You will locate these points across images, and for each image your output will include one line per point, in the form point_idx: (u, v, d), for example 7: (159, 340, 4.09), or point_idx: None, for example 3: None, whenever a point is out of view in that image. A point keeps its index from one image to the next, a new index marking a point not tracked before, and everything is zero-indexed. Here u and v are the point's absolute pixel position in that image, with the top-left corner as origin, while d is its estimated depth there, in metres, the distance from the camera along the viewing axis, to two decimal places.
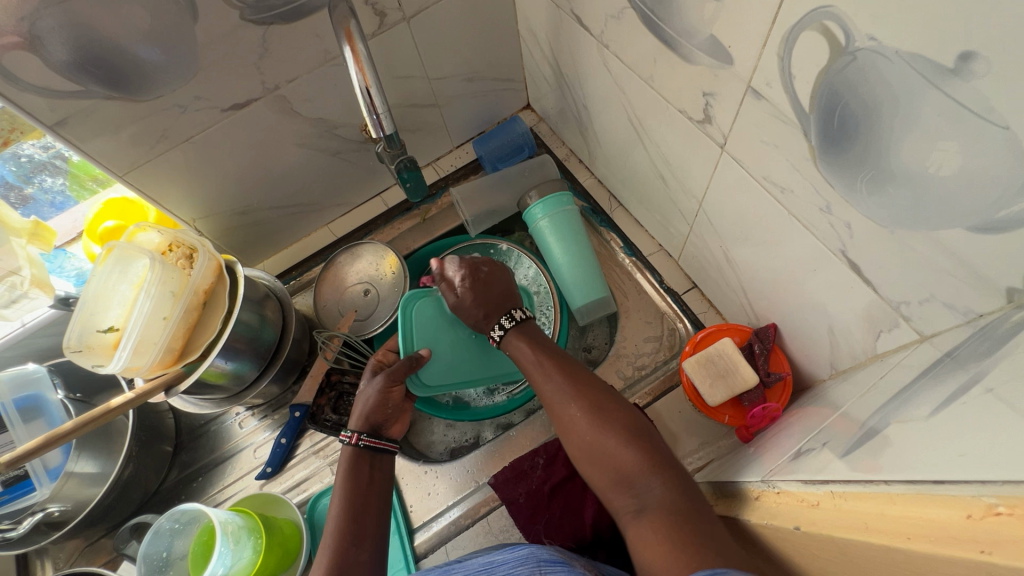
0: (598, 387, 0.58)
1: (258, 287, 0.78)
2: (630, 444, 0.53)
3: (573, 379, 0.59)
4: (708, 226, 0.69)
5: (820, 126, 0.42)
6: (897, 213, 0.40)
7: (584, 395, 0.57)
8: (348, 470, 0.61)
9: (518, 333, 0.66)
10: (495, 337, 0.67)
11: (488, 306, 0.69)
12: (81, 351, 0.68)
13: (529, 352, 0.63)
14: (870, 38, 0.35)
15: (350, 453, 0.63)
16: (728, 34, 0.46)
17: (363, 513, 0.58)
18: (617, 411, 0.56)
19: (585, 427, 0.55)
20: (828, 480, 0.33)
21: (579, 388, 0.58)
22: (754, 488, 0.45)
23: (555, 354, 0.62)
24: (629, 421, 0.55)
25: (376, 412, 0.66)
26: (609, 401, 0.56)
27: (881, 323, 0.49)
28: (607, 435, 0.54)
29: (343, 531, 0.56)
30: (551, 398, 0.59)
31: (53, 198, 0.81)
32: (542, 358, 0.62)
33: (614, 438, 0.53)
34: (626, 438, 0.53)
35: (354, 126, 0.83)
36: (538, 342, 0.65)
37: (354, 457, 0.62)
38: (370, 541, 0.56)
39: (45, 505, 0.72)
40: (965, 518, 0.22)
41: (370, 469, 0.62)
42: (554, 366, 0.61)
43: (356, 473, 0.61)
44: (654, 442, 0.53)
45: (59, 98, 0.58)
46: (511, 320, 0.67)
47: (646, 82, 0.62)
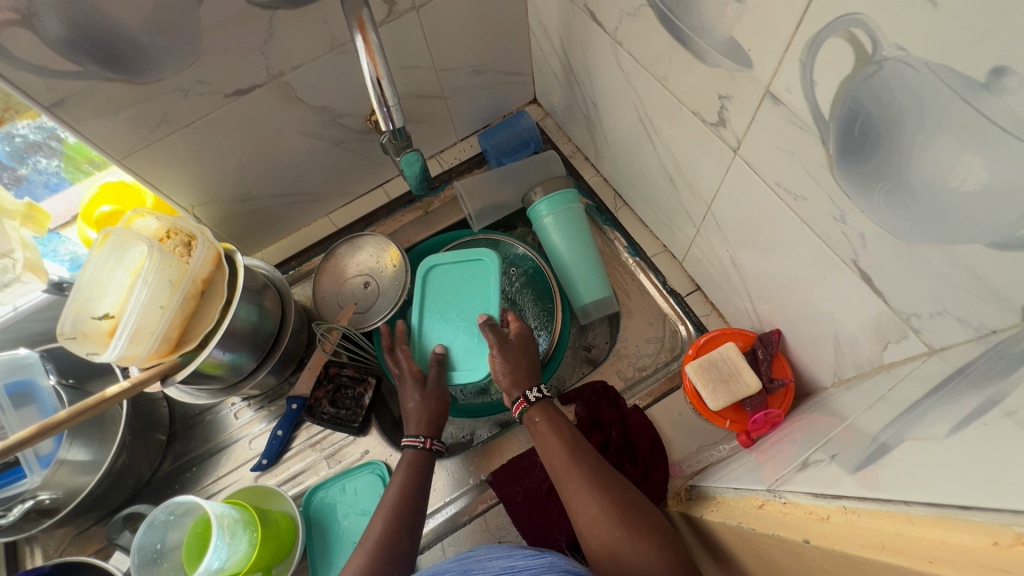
0: (623, 485, 0.60)
1: (257, 278, 0.77)
2: (660, 551, 0.54)
3: (599, 474, 0.60)
4: (715, 229, 0.69)
5: (840, 135, 0.42)
6: (913, 225, 0.40)
7: (611, 491, 0.58)
8: (409, 469, 0.67)
9: (542, 415, 0.67)
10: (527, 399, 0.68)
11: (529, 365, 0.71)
12: (75, 338, 0.67)
13: (557, 441, 0.64)
14: (898, 48, 0.35)
15: (416, 454, 0.68)
16: (750, 37, 0.45)
17: (414, 507, 0.64)
18: (644, 514, 0.57)
19: (610, 528, 0.56)
20: (840, 494, 0.33)
21: (605, 483, 0.59)
22: (756, 496, 0.45)
23: (577, 445, 0.64)
24: (656, 527, 0.56)
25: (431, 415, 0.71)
26: (637, 503, 0.58)
27: (889, 335, 0.49)
28: (635, 538, 0.54)
29: (393, 522, 0.61)
30: (575, 490, 0.59)
31: (47, 179, 0.79)
32: (567, 444, 0.63)
33: (642, 542, 0.54)
34: (656, 545, 0.54)
35: (358, 116, 0.81)
36: (561, 427, 0.66)
37: (416, 460, 0.68)
38: (416, 535, 0.62)
39: (36, 493, 0.71)
40: (991, 544, 0.22)
41: (425, 474, 0.67)
42: (582, 456, 0.62)
43: (415, 474, 0.67)
44: (676, 546, 0.55)
45: (57, 79, 0.56)
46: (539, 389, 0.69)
47: (659, 81, 0.61)
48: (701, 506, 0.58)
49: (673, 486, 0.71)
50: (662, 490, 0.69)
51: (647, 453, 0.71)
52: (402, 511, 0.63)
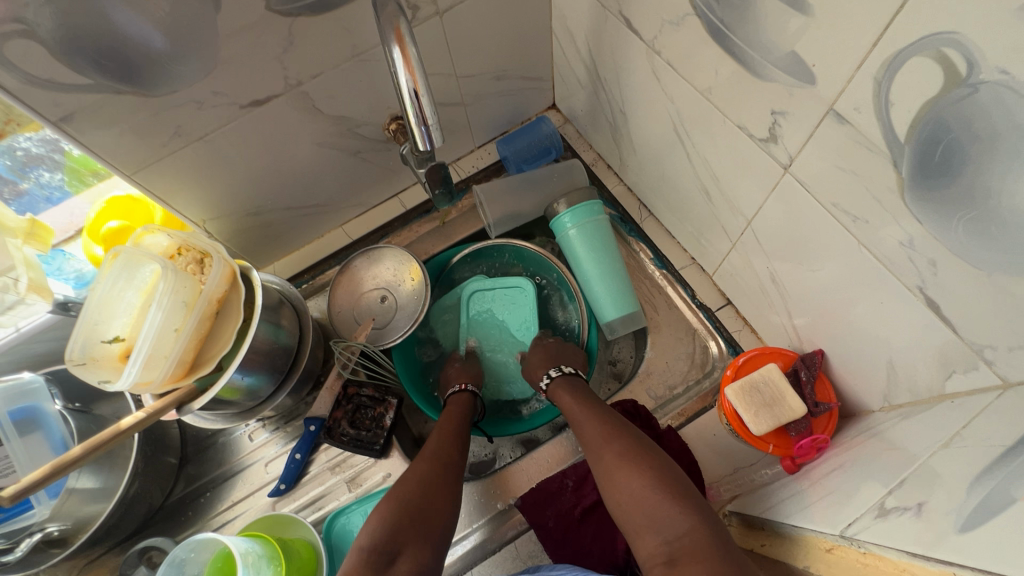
0: (631, 432, 0.62)
1: (271, 294, 0.74)
2: (657, 486, 0.55)
3: (608, 425, 0.63)
4: (754, 244, 0.66)
5: (918, 158, 0.39)
6: (1000, 257, 0.38)
7: (619, 439, 0.61)
8: (453, 404, 0.74)
9: (563, 382, 0.71)
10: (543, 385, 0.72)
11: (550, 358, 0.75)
12: (85, 365, 0.63)
13: (573, 404, 0.68)
14: (1000, 71, 0.32)
15: (458, 396, 0.76)
16: (814, 51, 0.42)
17: (457, 434, 0.70)
18: (647, 454, 0.59)
19: (612, 470, 0.59)
20: (943, 557, 0.31)
21: (615, 432, 0.62)
22: (825, 539, 0.43)
23: (595, 403, 0.68)
24: (661, 466, 0.57)
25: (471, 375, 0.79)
26: (646, 448, 0.60)
27: (955, 364, 0.46)
28: (632, 476, 0.57)
29: (441, 440, 0.68)
30: (588, 443, 0.63)
31: (49, 193, 0.76)
32: (581, 404, 0.67)
33: (636, 478, 0.56)
34: (652, 481, 0.55)
35: (377, 125, 0.78)
36: (580, 392, 0.70)
37: (462, 399, 0.75)
38: (459, 448, 0.68)
39: (44, 525, 0.68)
40: None
41: (467, 413, 0.74)
42: (595, 412, 0.66)
43: (456, 411, 0.73)
44: (679, 480, 0.56)
45: (65, 92, 0.52)
46: (558, 370, 0.72)
47: (701, 93, 0.59)
48: (754, 539, 0.56)
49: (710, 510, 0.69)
50: None
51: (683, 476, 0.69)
52: (447, 435, 0.69)
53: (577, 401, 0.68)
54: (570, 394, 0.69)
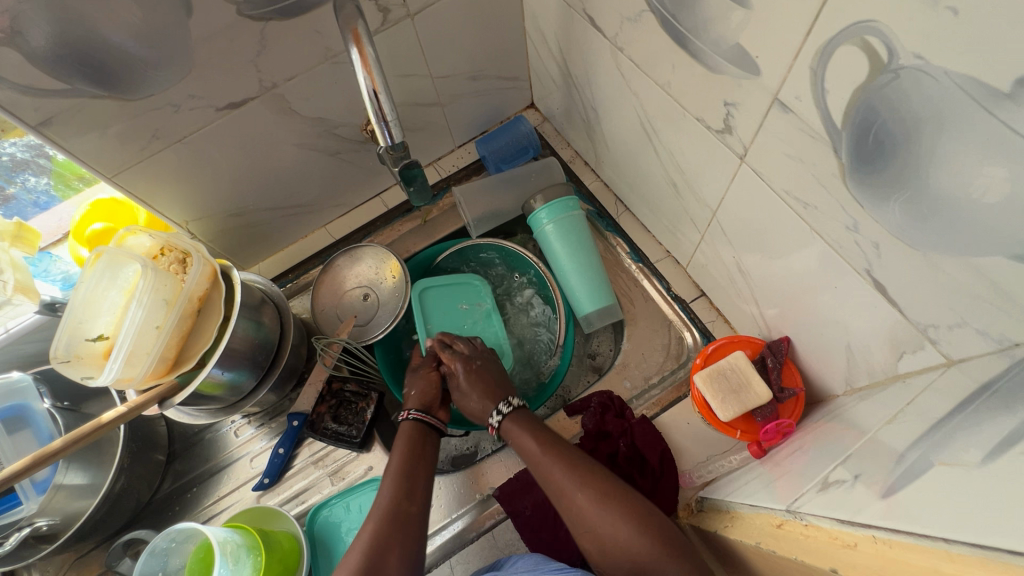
0: (604, 475, 0.60)
1: (253, 293, 0.76)
2: (645, 533, 0.54)
3: (578, 469, 0.60)
4: (720, 235, 0.67)
5: (853, 144, 0.41)
6: (931, 237, 0.39)
7: (590, 484, 0.59)
8: (410, 436, 0.67)
9: (515, 419, 0.67)
10: (494, 424, 0.68)
11: (489, 389, 0.70)
12: (69, 361, 0.65)
13: (533, 445, 0.64)
14: (916, 57, 0.33)
15: (410, 424, 0.69)
16: (757, 43, 0.44)
17: (418, 473, 0.63)
18: (629, 501, 0.57)
19: (596, 521, 0.57)
20: (867, 522, 0.32)
21: (584, 475, 0.60)
22: (776, 515, 0.44)
23: (554, 440, 0.64)
24: (640, 508, 0.57)
25: (427, 395, 0.72)
26: (618, 489, 0.58)
27: (905, 345, 0.48)
28: (620, 526, 0.55)
29: (399, 486, 0.61)
30: (559, 490, 0.60)
31: (37, 198, 0.78)
32: (546, 447, 0.63)
33: (626, 528, 0.55)
34: (638, 527, 0.55)
35: (354, 126, 0.80)
36: (539, 430, 0.65)
37: (412, 429, 0.68)
38: (419, 497, 0.62)
39: (33, 519, 0.70)
40: None
41: (426, 442, 0.68)
42: (562, 455, 0.62)
43: (416, 443, 0.67)
44: (663, 524, 0.56)
45: (45, 97, 0.54)
46: (507, 405, 0.68)
47: (662, 87, 0.60)
48: (715, 519, 0.57)
49: (684, 497, 0.70)
50: (672, 502, 0.68)
51: (656, 463, 0.70)
52: (406, 478, 0.62)
53: (536, 441, 0.64)
54: (530, 433, 0.65)
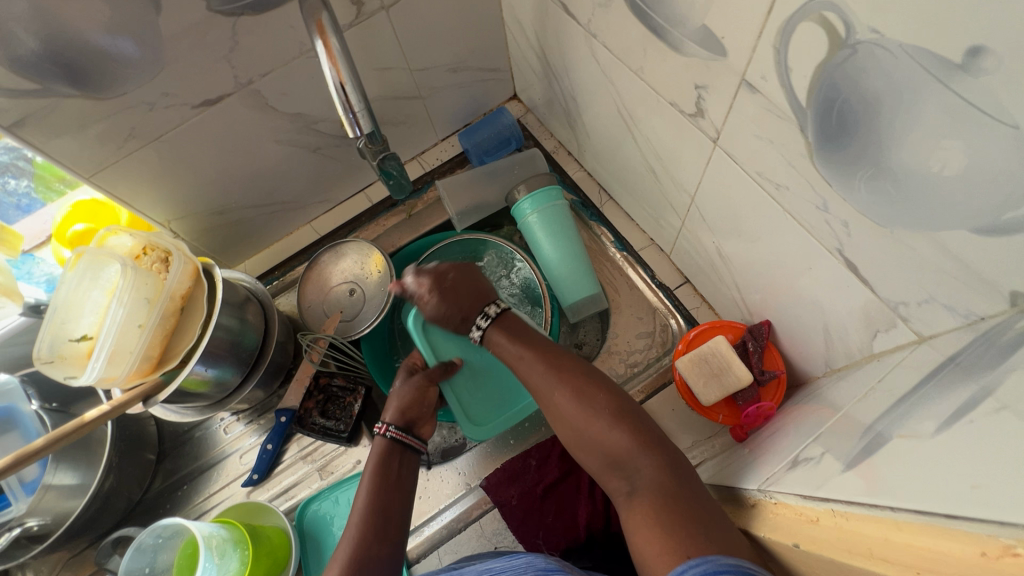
0: (581, 370, 0.58)
1: (238, 291, 0.76)
2: (616, 427, 0.53)
3: (553, 368, 0.58)
4: (700, 221, 0.67)
5: (818, 122, 0.40)
6: (895, 213, 0.39)
7: (566, 378, 0.57)
8: (378, 460, 0.62)
9: (496, 326, 0.64)
10: (476, 337, 0.66)
11: (462, 308, 0.66)
12: (52, 362, 0.66)
13: (512, 345, 0.62)
14: (872, 31, 0.33)
15: (383, 445, 0.63)
16: (722, 24, 0.44)
17: (390, 506, 0.59)
18: (604, 397, 0.56)
19: (571, 413, 0.56)
20: (828, 496, 0.32)
21: (561, 372, 0.58)
22: (749, 495, 0.44)
23: (537, 339, 0.62)
24: (613, 401, 0.55)
25: (411, 410, 0.66)
26: (594, 384, 0.56)
27: (878, 324, 0.48)
28: (594, 420, 0.54)
29: (367, 526, 0.57)
30: (537, 387, 0.59)
31: (19, 200, 0.78)
32: (524, 348, 0.61)
33: (600, 423, 0.54)
34: (610, 420, 0.54)
35: (334, 121, 0.80)
36: (518, 333, 0.63)
37: (385, 450, 0.63)
38: (392, 535, 0.57)
39: (23, 520, 0.70)
40: (979, 555, 0.21)
41: (399, 465, 0.63)
42: (541, 354, 0.60)
43: (384, 467, 0.62)
44: (640, 420, 0.54)
45: (17, 98, 0.54)
46: (486, 318, 0.65)
47: (636, 73, 0.60)
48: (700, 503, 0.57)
49: None
50: None
51: None
52: (377, 513, 0.58)
53: (515, 341, 0.62)
54: (506, 335, 0.62)
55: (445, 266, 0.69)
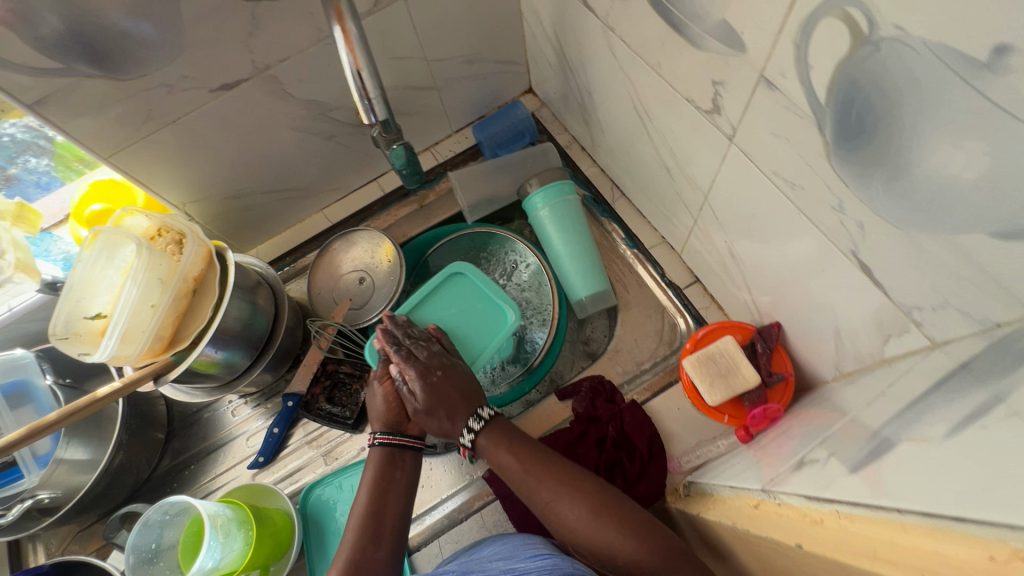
0: (591, 485, 0.58)
1: (250, 275, 0.76)
2: (639, 544, 0.53)
3: (566, 483, 0.58)
4: (713, 220, 0.67)
5: (837, 121, 0.40)
6: (913, 215, 0.38)
7: (581, 493, 0.57)
8: (374, 468, 0.63)
9: (490, 434, 0.63)
10: (467, 444, 0.64)
11: (447, 408, 0.64)
12: (67, 338, 0.67)
13: (511, 458, 0.61)
14: (896, 27, 0.32)
15: (378, 452, 0.65)
16: (742, 18, 0.43)
17: (385, 511, 0.61)
18: (624, 512, 0.55)
19: (594, 533, 0.54)
20: (832, 498, 0.32)
21: (574, 489, 0.57)
22: (752, 496, 0.44)
23: (536, 455, 0.61)
24: (632, 516, 0.55)
25: (389, 413, 0.67)
26: (609, 498, 0.56)
27: (891, 328, 0.47)
28: (620, 537, 0.53)
29: (361, 531, 0.59)
30: (548, 505, 0.58)
31: (39, 178, 0.79)
32: (527, 463, 0.60)
33: (622, 540, 0.53)
34: (632, 536, 0.53)
35: (349, 109, 0.80)
36: (517, 443, 0.62)
37: (380, 458, 0.64)
38: (388, 542, 0.59)
39: (35, 492, 0.71)
40: (987, 559, 0.21)
41: (394, 468, 0.64)
42: (547, 471, 0.59)
43: (381, 472, 0.63)
44: (660, 534, 0.54)
45: (39, 76, 0.55)
46: (479, 421, 0.64)
47: (654, 69, 0.60)
48: (700, 504, 0.57)
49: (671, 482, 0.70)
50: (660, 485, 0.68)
51: (644, 448, 0.70)
52: (371, 518, 0.60)
53: (515, 459, 0.60)
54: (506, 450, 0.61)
55: (435, 361, 0.66)
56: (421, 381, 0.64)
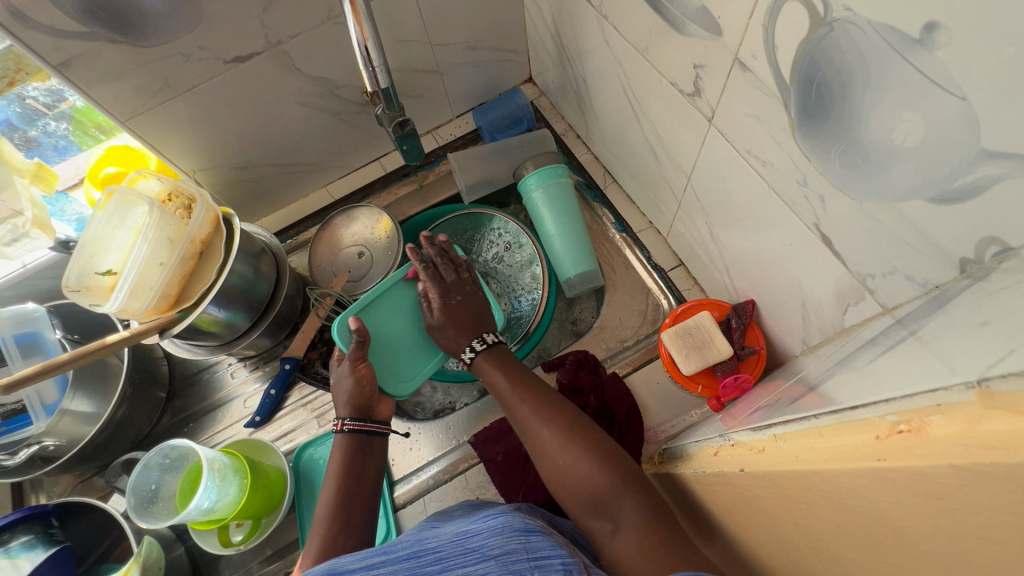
0: (567, 412, 0.62)
1: (254, 242, 0.80)
2: (599, 465, 0.56)
3: (547, 406, 0.63)
4: (695, 202, 0.70)
5: (800, 99, 0.44)
6: (863, 186, 0.42)
7: (556, 419, 0.61)
8: (343, 456, 0.64)
9: (489, 358, 0.71)
10: (467, 359, 0.71)
11: (460, 328, 0.73)
12: (79, 291, 0.70)
13: (505, 382, 0.68)
14: (845, 9, 0.36)
15: (345, 438, 0.66)
16: (718, 5, 0.47)
17: (357, 496, 0.61)
18: (590, 435, 0.59)
19: (557, 450, 0.59)
20: (774, 428, 0.36)
21: (552, 411, 0.62)
22: (713, 445, 0.47)
23: (526, 380, 0.67)
24: (600, 442, 0.59)
25: (358, 397, 0.67)
26: (581, 424, 0.61)
27: (849, 297, 0.51)
28: (583, 458, 0.57)
29: (332, 519, 0.58)
30: (527, 425, 0.63)
31: (57, 142, 0.83)
32: (516, 385, 0.66)
33: (584, 459, 0.57)
34: (593, 457, 0.57)
35: (355, 88, 0.84)
36: (512, 369, 0.69)
37: (351, 443, 0.65)
38: (360, 532, 0.59)
39: (41, 439, 0.75)
40: (874, 439, 0.24)
41: (362, 455, 0.65)
42: (536, 395, 0.65)
43: (351, 460, 0.64)
44: (623, 462, 0.57)
45: (65, 38, 0.59)
46: (482, 343, 0.72)
47: (643, 55, 0.63)
48: (671, 465, 0.61)
49: (647, 450, 0.74)
50: (636, 452, 0.71)
51: (622, 417, 0.74)
52: (342, 505, 0.60)
53: (508, 381, 0.67)
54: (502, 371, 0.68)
55: (457, 288, 0.76)
56: (439, 299, 0.74)
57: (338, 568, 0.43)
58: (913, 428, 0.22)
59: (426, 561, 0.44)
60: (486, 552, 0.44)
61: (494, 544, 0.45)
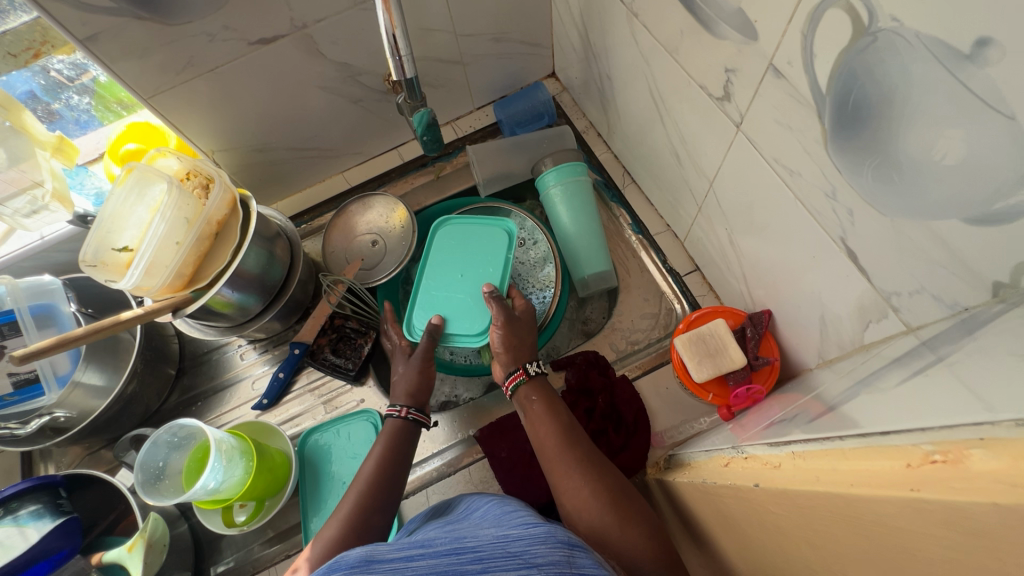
0: (614, 478, 0.59)
1: (270, 225, 0.80)
2: (642, 540, 0.52)
3: (588, 463, 0.60)
4: (716, 207, 0.69)
5: (835, 109, 0.42)
6: (897, 202, 0.41)
7: (599, 478, 0.58)
8: (389, 436, 0.67)
9: (530, 394, 0.68)
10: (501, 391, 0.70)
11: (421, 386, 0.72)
12: (96, 266, 0.70)
13: (546, 427, 0.64)
14: (892, 20, 0.35)
15: (395, 424, 0.68)
16: (756, 8, 0.46)
17: (392, 481, 0.63)
18: (632, 506, 0.56)
19: (597, 513, 0.55)
20: (791, 444, 0.36)
21: (597, 472, 0.58)
22: (724, 455, 0.47)
23: (569, 430, 0.64)
24: (643, 515, 0.55)
25: (414, 386, 0.72)
26: (625, 494, 0.57)
27: (871, 314, 0.50)
28: (624, 524, 0.54)
29: (366, 496, 0.60)
30: (567, 477, 0.59)
31: (78, 116, 0.83)
32: (562, 435, 0.63)
33: (626, 530, 0.53)
34: (635, 530, 0.53)
35: (377, 75, 0.83)
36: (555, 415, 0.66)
37: (396, 430, 0.68)
38: (387, 509, 0.61)
39: (52, 409, 0.75)
40: (904, 467, 0.24)
41: (405, 441, 0.67)
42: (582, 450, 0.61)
43: (394, 441, 0.67)
44: (664, 542, 0.53)
45: (91, 13, 0.59)
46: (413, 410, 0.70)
47: (672, 55, 0.62)
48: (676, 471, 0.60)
49: (653, 455, 0.73)
50: (643, 456, 0.71)
51: (630, 421, 0.73)
52: (378, 480, 0.62)
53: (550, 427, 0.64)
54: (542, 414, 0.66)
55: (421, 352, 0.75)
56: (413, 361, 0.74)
57: (374, 557, 0.37)
58: (949, 460, 0.22)
59: (465, 559, 0.38)
60: (529, 560, 0.38)
61: (537, 552, 0.39)
